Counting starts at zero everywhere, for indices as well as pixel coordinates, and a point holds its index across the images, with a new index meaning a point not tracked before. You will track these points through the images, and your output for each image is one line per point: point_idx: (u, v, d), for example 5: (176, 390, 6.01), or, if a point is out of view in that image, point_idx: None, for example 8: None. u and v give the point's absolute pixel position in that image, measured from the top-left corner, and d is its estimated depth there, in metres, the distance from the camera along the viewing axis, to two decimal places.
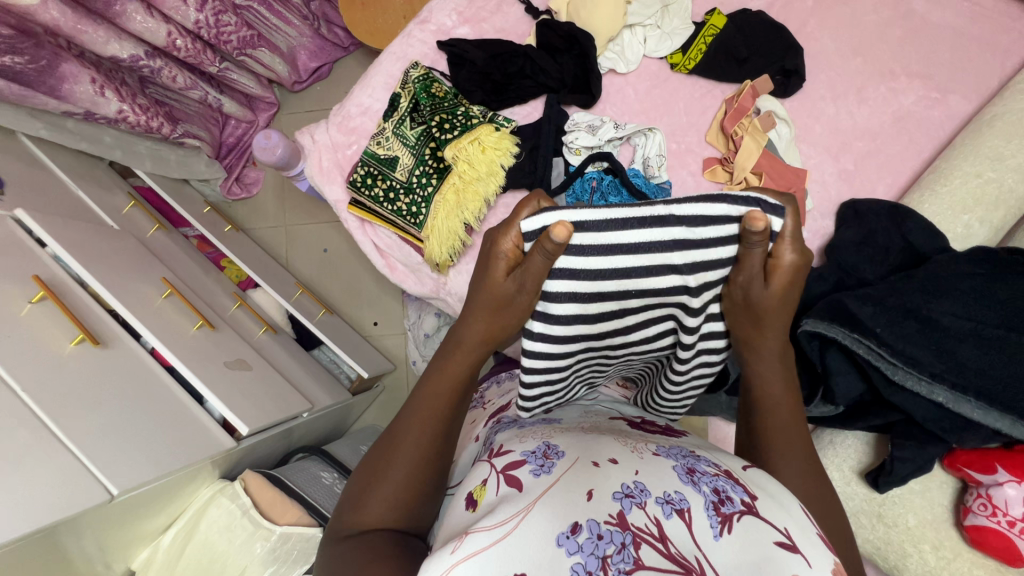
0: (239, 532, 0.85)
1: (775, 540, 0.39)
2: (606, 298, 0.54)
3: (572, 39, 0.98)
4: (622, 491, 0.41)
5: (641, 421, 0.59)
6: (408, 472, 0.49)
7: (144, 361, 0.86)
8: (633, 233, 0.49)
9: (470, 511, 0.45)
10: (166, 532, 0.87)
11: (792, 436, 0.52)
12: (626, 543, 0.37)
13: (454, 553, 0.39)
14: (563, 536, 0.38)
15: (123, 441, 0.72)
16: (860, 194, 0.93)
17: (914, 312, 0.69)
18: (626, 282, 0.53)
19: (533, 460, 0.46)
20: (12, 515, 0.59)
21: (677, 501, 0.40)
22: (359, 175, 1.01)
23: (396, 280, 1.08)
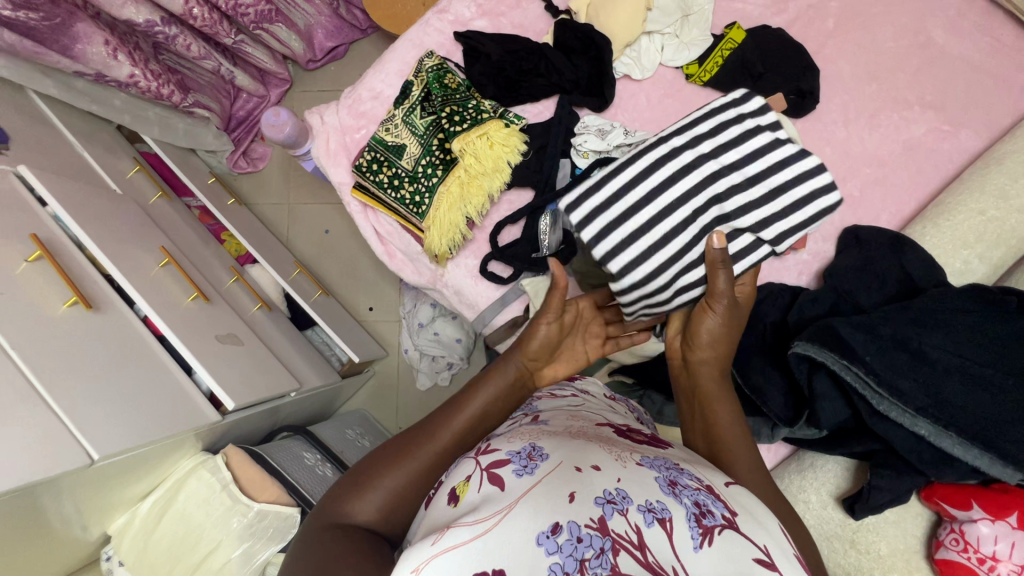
0: (217, 506, 0.84)
1: (754, 557, 0.40)
2: (641, 206, 0.66)
3: (589, 42, 0.97)
4: (605, 497, 0.41)
5: (627, 429, 0.60)
6: (395, 490, 0.53)
7: (136, 329, 0.86)
8: (670, 166, 0.67)
9: (452, 506, 0.46)
10: (145, 500, 0.87)
11: (728, 426, 0.61)
12: (605, 548, 0.38)
13: (436, 545, 0.40)
14: (542, 536, 0.39)
15: (108, 408, 0.72)
16: (863, 222, 0.93)
17: (905, 343, 0.70)
18: (665, 194, 0.66)
19: (517, 460, 0.47)
20: None
21: (659, 511, 0.41)
22: (364, 160, 1.02)
23: (395, 267, 1.09)
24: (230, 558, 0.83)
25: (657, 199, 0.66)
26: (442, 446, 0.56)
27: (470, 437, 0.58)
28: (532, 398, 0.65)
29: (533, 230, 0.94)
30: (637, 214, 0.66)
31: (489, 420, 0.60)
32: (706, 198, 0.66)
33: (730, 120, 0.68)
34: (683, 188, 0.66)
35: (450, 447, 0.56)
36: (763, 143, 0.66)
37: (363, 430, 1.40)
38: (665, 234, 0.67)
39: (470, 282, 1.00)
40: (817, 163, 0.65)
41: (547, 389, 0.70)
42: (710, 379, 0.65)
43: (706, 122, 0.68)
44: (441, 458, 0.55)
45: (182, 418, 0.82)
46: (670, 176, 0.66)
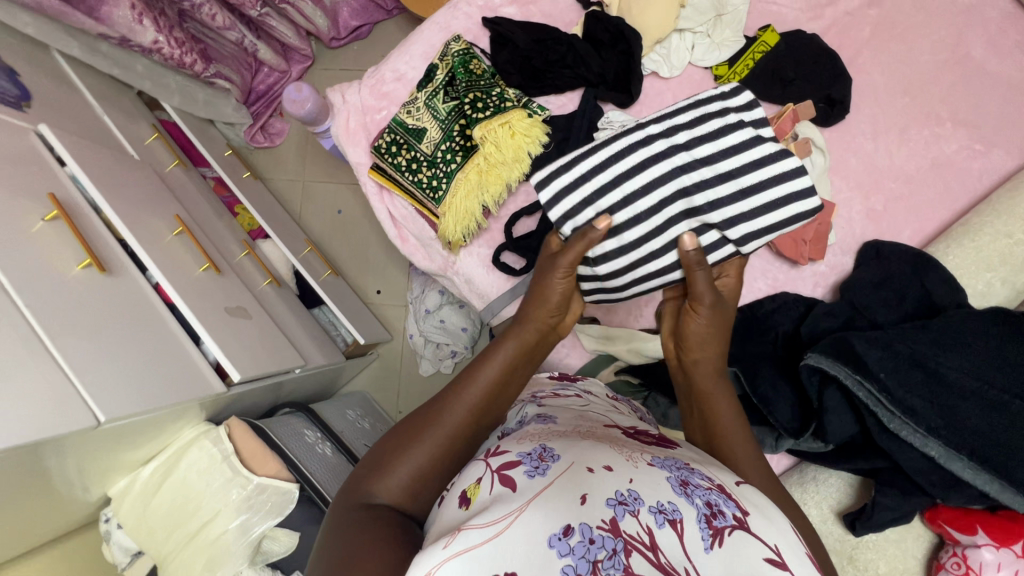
0: (217, 476, 0.84)
1: (764, 557, 0.42)
2: (608, 189, 0.69)
3: (619, 35, 0.95)
4: (616, 498, 0.43)
5: (634, 430, 0.60)
6: (419, 467, 0.52)
7: (147, 295, 0.86)
8: (643, 153, 0.68)
9: (463, 508, 0.46)
10: (147, 465, 0.87)
11: (731, 432, 0.60)
12: (617, 549, 0.39)
13: (447, 548, 0.40)
14: (554, 538, 0.39)
15: (116, 372, 0.73)
16: (884, 237, 0.91)
17: (921, 363, 0.69)
18: (636, 180, 0.68)
19: (528, 461, 0.48)
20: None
21: (670, 512, 0.43)
22: (384, 141, 1.01)
23: (406, 252, 1.08)
24: (228, 528, 0.81)
25: (624, 185, 0.68)
26: (460, 417, 0.56)
27: (484, 411, 0.57)
28: (537, 397, 0.67)
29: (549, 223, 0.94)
30: (604, 197, 0.69)
31: (505, 392, 0.59)
32: (675, 192, 0.68)
33: (712, 114, 0.69)
34: (654, 176, 0.68)
35: (471, 420, 0.56)
36: (743, 140, 0.67)
37: (364, 412, 1.41)
38: (627, 217, 0.69)
39: (481, 271, 1.00)
40: (794, 165, 0.67)
41: (553, 388, 0.71)
42: (709, 380, 0.64)
43: (687, 113, 0.69)
44: (463, 428, 0.55)
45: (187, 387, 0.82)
46: (643, 163, 0.68)
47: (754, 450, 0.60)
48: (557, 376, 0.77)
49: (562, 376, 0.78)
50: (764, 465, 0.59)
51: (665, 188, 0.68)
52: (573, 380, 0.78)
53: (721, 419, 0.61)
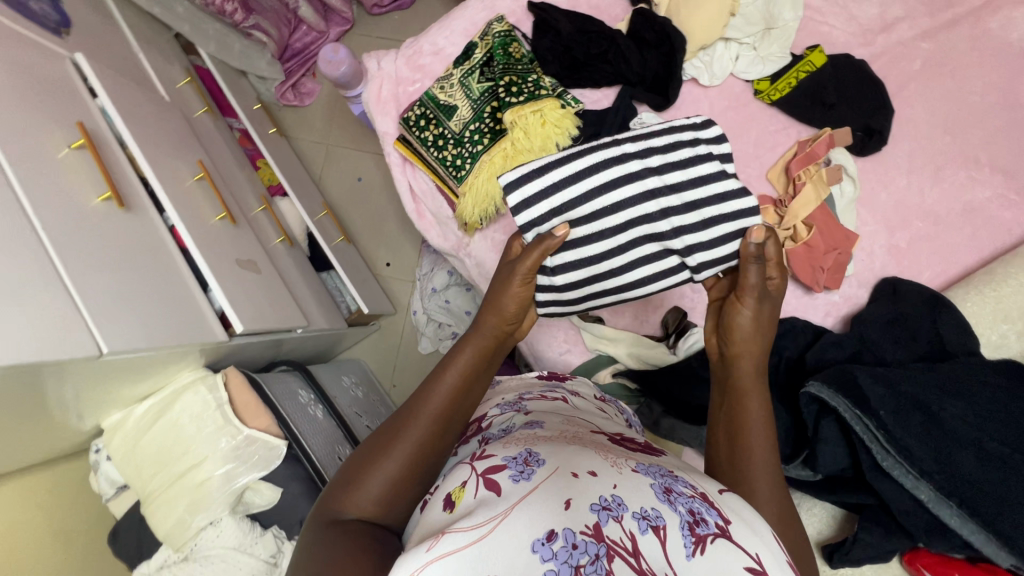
0: (208, 423, 0.84)
1: (745, 565, 0.43)
2: (578, 200, 0.70)
3: (663, 37, 0.94)
4: (600, 503, 0.44)
5: (621, 437, 0.62)
6: (387, 480, 0.53)
7: (160, 236, 0.87)
8: (615, 170, 0.71)
9: (449, 512, 0.48)
10: (143, 402, 0.88)
11: (760, 446, 0.59)
12: (600, 555, 0.40)
13: (430, 552, 0.42)
14: (538, 543, 0.41)
15: (123, 307, 0.73)
16: (903, 275, 0.90)
17: (923, 405, 0.68)
18: (606, 195, 0.71)
19: (513, 465, 0.49)
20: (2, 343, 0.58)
21: (653, 518, 0.44)
22: (413, 114, 1.00)
23: (421, 228, 1.08)
24: (211, 475, 0.82)
25: (595, 199, 0.71)
26: (425, 429, 0.56)
27: (448, 421, 0.58)
28: (523, 401, 0.70)
29: None
30: (573, 208, 0.70)
31: (467, 395, 0.60)
32: (642, 212, 0.71)
33: (683, 144, 0.73)
34: (623, 194, 0.71)
35: (436, 431, 0.57)
36: (708, 174, 0.72)
37: (359, 380, 1.42)
38: (591, 231, 0.71)
39: (493, 256, 1.00)
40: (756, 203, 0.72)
41: (540, 391, 0.75)
42: (754, 382, 0.64)
43: (661, 139, 0.73)
44: (429, 440, 0.56)
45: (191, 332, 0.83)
46: (615, 180, 0.71)
47: (774, 469, 0.58)
48: (545, 376, 0.82)
49: (550, 376, 0.82)
50: (779, 488, 0.57)
51: (633, 209, 0.71)
52: (562, 378, 0.82)
53: (752, 426, 0.60)
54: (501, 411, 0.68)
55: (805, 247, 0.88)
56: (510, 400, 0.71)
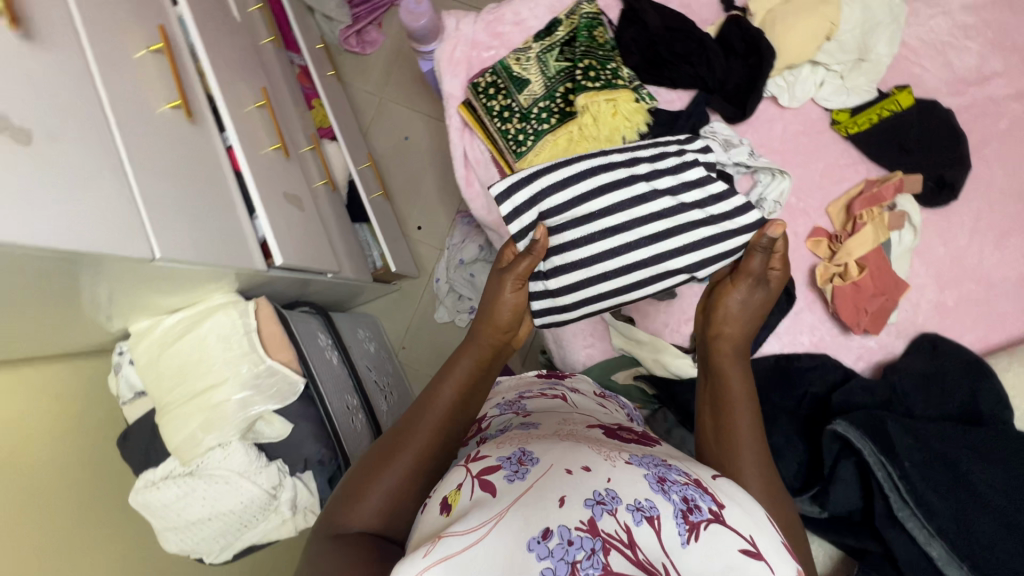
0: (234, 347, 0.84)
1: (740, 548, 0.45)
2: (570, 207, 0.74)
3: (753, 48, 0.91)
4: (594, 498, 0.46)
5: (619, 428, 0.65)
6: (386, 494, 0.57)
7: (217, 155, 0.86)
8: (607, 178, 0.75)
9: (445, 514, 0.51)
10: (171, 315, 0.87)
11: (749, 441, 0.59)
12: (595, 549, 0.43)
13: (428, 557, 0.45)
14: (534, 541, 0.44)
15: (178, 219, 0.72)
16: (945, 333, 0.89)
17: (951, 464, 0.68)
18: (597, 203, 0.74)
19: (508, 465, 0.52)
20: (67, 223, 0.56)
21: (648, 509, 0.46)
22: (483, 81, 0.99)
23: (468, 196, 1.07)
24: (229, 399, 0.82)
25: (587, 205, 0.74)
26: (420, 442, 0.59)
27: (442, 432, 0.61)
28: (523, 399, 0.75)
29: None
30: (564, 214, 0.74)
31: (464, 403, 0.64)
32: (634, 216, 0.75)
33: (668, 153, 0.78)
34: (614, 201, 0.74)
35: (429, 442, 0.60)
36: (696, 179, 0.76)
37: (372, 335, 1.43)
38: (584, 234, 0.74)
39: None
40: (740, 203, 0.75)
41: (539, 389, 0.80)
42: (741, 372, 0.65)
43: (649, 151, 0.78)
44: (424, 453, 0.59)
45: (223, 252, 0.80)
46: (606, 188, 0.74)
47: (766, 462, 0.58)
48: (545, 376, 0.86)
49: (550, 375, 0.86)
50: (773, 486, 0.57)
51: (625, 214, 0.74)
52: (564, 376, 0.86)
53: (740, 419, 0.61)
54: (501, 411, 0.73)
55: (852, 286, 0.87)
56: (511, 398, 0.76)
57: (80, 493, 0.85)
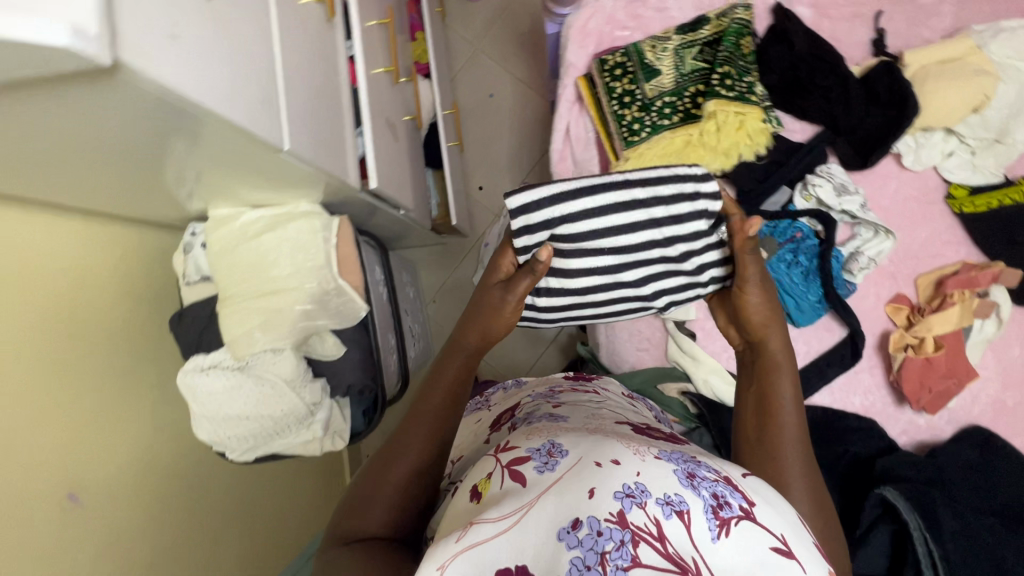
0: (308, 258, 0.83)
1: (772, 546, 0.42)
2: (578, 239, 0.69)
3: (898, 100, 0.88)
4: (624, 491, 0.43)
5: (646, 427, 0.66)
6: (392, 502, 0.58)
7: (338, 62, 0.83)
8: (622, 214, 0.68)
9: (475, 502, 0.50)
10: (251, 210, 0.85)
11: (788, 447, 0.58)
12: (625, 540, 0.41)
13: (460, 542, 0.44)
14: (564, 531, 0.42)
15: (304, 114, 0.69)
16: (998, 430, 0.89)
17: (991, 556, 0.70)
18: (608, 238, 0.69)
19: (537, 457, 0.50)
20: (227, 88, 0.53)
21: (677, 503, 0.43)
22: (613, 60, 0.96)
23: (557, 170, 1.05)
24: (294, 307, 0.81)
25: (599, 240, 0.69)
26: (420, 449, 0.60)
27: (440, 436, 0.61)
28: (556, 392, 0.77)
29: None
30: (572, 243, 0.69)
31: (464, 394, 0.65)
32: (639, 255, 0.71)
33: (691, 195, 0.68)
34: (624, 240, 0.69)
35: (428, 449, 0.60)
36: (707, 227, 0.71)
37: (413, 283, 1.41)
38: (589, 265, 0.71)
39: None
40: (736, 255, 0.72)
41: (568, 385, 0.81)
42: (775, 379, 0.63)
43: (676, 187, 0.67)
44: (424, 461, 0.60)
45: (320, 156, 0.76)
46: (618, 225, 0.68)
47: (806, 467, 0.58)
48: (573, 376, 0.88)
49: (579, 374, 0.88)
50: (818, 491, 0.57)
51: (629, 253, 0.71)
52: (589, 378, 0.87)
53: (777, 429, 0.59)
54: (533, 402, 0.75)
55: (925, 362, 0.87)
56: (544, 391, 0.79)
57: (131, 360, 0.85)
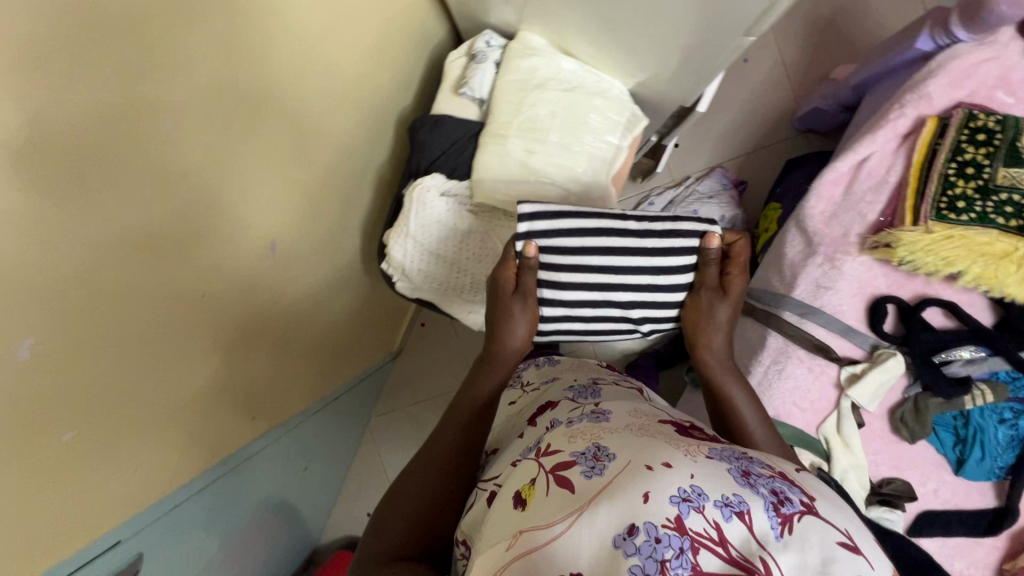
0: (599, 144, 0.75)
1: (839, 541, 0.38)
2: (570, 263, 0.71)
3: None
4: (679, 495, 0.40)
5: (690, 426, 0.56)
6: (416, 517, 0.58)
7: None
8: (614, 241, 0.71)
9: (521, 510, 0.46)
10: (568, 60, 0.75)
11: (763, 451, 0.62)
12: (685, 549, 0.37)
13: (510, 551, 0.42)
14: (620, 537, 0.39)
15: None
16: None
17: None
18: (597, 265, 0.71)
19: (584, 461, 0.46)
20: None
21: (736, 503, 0.39)
22: (982, 122, 0.84)
23: (820, 193, 0.96)
24: (559, 182, 0.74)
25: (589, 264, 0.72)
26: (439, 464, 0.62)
27: (461, 452, 0.63)
28: (596, 385, 0.70)
29: (954, 343, 0.87)
30: (561, 263, 0.71)
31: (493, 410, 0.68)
32: (628, 284, 0.73)
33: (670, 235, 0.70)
34: (609, 267, 0.72)
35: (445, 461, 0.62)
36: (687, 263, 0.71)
37: None
38: (578, 286, 0.72)
39: (850, 290, 0.92)
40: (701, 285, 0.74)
41: (611, 377, 0.75)
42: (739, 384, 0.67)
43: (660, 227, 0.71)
44: (448, 487, 0.60)
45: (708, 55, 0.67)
46: (602, 250, 0.71)
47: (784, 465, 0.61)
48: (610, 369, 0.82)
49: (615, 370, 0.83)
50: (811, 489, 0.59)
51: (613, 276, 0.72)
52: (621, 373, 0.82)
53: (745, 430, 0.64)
54: (569, 395, 0.67)
55: None
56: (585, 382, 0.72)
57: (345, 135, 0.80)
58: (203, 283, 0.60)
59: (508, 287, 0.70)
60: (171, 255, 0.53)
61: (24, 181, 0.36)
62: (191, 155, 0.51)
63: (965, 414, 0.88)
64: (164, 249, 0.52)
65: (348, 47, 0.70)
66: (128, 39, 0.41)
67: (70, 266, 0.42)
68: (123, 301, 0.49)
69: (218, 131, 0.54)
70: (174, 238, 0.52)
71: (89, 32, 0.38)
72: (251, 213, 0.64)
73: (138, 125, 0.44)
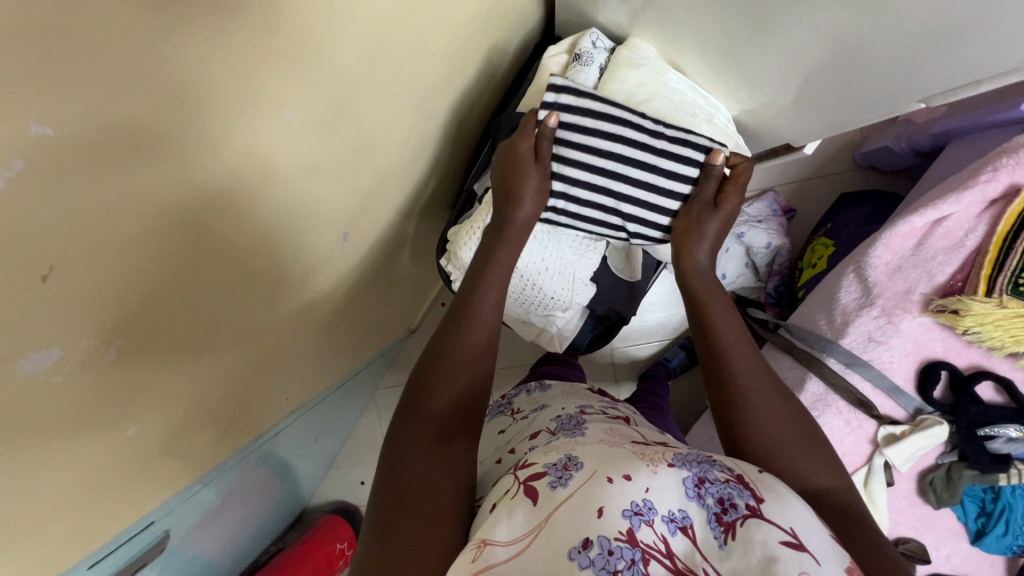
0: None
1: (781, 540, 0.40)
2: (584, 145, 0.71)
3: None
4: (632, 508, 0.42)
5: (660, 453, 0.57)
6: (421, 445, 0.54)
7: None
8: (631, 131, 0.70)
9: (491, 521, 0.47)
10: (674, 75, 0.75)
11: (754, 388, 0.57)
12: (636, 560, 0.40)
13: (473, 562, 0.41)
14: (575, 551, 0.40)
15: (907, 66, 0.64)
16: None
17: None
18: (609, 153, 0.71)
19: (553, 472, 0.48)
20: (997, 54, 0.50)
21: (680, 519, 0.43)
22: None
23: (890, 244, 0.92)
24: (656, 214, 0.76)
25: (601, 150, 0.71)
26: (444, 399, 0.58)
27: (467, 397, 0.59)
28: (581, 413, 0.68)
29: (1003, 420, 0.86)
30: (575, 144, 0.71)
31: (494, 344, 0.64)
32: (632, 175, 0.72)
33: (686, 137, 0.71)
34: (619, 158, 0.71)
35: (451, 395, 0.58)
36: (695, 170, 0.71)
37: None
38: (584, 170, 0.72)
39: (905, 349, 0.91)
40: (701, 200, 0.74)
41: (599, 406, 0.72)
42: (729, 317, 0.63)
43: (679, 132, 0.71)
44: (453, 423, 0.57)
45: (829, 106, 0.67)
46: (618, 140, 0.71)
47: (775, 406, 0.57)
48: (599, 390, 0.81)
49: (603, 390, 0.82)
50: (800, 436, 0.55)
51: (621, 164, 0.71)
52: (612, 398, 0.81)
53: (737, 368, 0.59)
54: (560, 422, 0.66)
55: None
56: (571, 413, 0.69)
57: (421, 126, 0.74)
58: (278, 278, 0.57)
59: (529, 156, 0.69)
60: (254, 257, 0.51)
61: (154, 204, 0.34)
62: (298, 162, 0.48)
63: (995, 490, 0.88)
64: (246, 252, 0.49)
65: (440, 35, 0.63)
66: (268, 43, 0.38)
67: (181, 275, 0.41)
68: (214, 304, 0.48)
69: (322, 130, 0.50)
70: (260, 237, 0.50)
71: (236, 42, 0.35)
72: (333, 210, 0.61)
73: (261, 133, 0.42)
